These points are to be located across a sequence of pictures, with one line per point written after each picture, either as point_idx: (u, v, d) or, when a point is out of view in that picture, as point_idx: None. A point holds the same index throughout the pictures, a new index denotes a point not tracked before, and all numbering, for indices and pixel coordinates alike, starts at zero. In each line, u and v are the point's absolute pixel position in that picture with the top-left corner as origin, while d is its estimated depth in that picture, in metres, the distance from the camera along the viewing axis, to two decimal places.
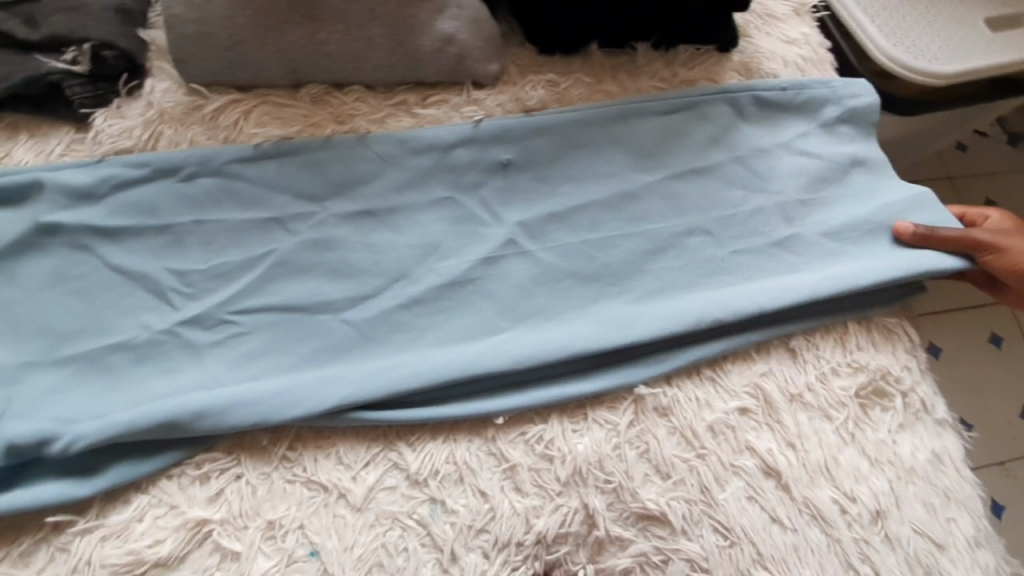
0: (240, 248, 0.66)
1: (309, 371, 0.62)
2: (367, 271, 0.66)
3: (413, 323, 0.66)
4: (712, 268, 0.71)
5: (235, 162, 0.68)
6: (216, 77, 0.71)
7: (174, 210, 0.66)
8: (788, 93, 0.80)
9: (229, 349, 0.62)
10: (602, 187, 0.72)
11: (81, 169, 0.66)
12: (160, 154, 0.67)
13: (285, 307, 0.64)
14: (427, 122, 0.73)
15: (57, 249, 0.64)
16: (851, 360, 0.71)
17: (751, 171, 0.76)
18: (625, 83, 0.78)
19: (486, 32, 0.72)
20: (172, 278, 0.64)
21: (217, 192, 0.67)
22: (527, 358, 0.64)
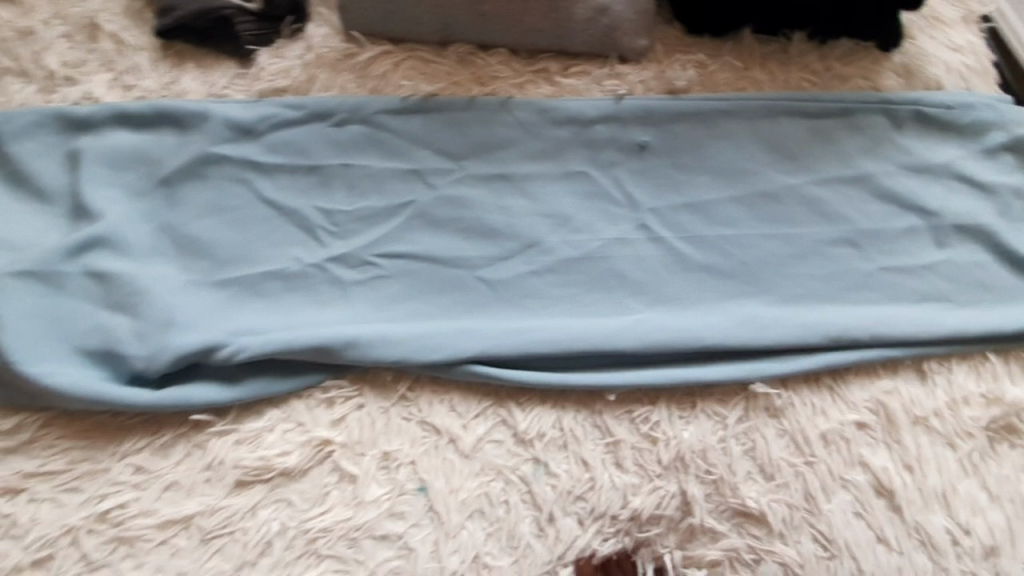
0: (381, 194, 0.69)
1: (438, 319, 0.66)
2: (497, 233, 0.68)
3: (541, 290, 0.67)
4: (843, 277, 0.70)
5: (383, 114, 0.71)
6: (372, 28, 0.73)
7: (324, 152, 0.70)
8: (952, 111, 0.75)
9: (369, 290, 0.66)
10: (739, 184, 0.71)
11: (245, 106, 0.71)
12: (319, 98, 0.71)
13: (421, 257, 0.67)
14: (567, 92, 0.72)
15: (218, 176, 0.69)
16: (985, 391, 0.67)
17: (899, 184, 0.72)
18: (774, 72, 0.75)
19: (640, 7, 0.71)
20: (318, 215, 0.68)
21: (365, 139, 0.70)
22: (648, 342, 0.66)
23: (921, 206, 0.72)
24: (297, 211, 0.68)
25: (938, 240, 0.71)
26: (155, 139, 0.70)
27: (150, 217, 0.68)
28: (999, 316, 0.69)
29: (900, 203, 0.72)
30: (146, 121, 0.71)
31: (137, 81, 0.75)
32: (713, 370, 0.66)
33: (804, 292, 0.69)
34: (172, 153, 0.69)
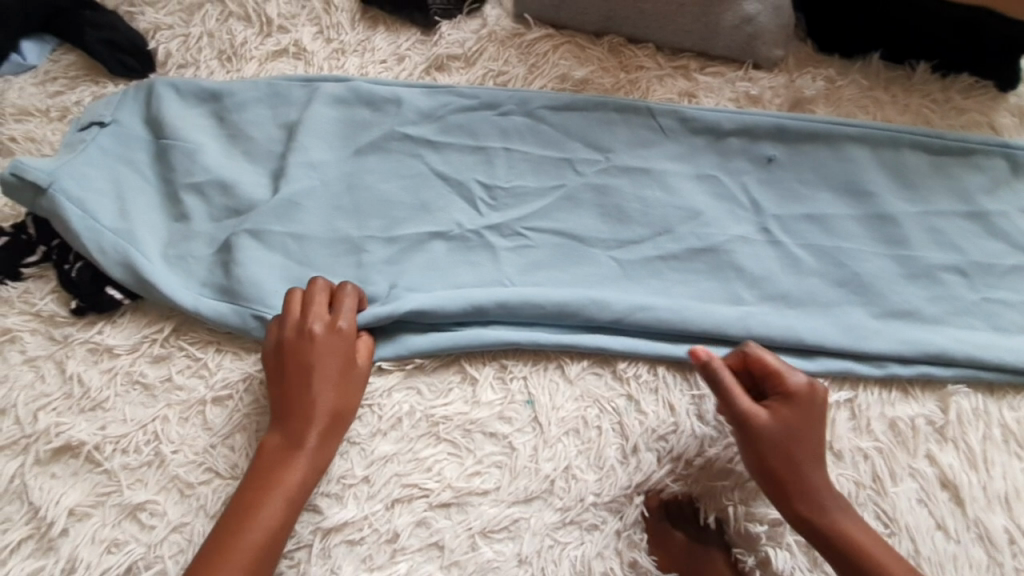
0: (536, 178, 0.78)
1: (564, 269, 0.75)
2: (623, 196, 0.78)
3: (668, 274, 0.76)
4: (953, 301, 0.74)
5: (546, 109, 0.80)
6: (542, 14, 0.85)
7: (489, 135, 0.80)
8: None
9: (519, 256, 0.76)
10: (860, 206, 0.77)
11: (425, 92, 0.81)
12: (490, 90, 0.81)
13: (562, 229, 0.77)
14: (702, 88, 0.81)
15: (396, 148, 0.80)
16: None
17: (1013, 219, 0.76)
18: (896, 96, 0.81)
19: (782, 21, 0.80)
20: (471, 159, 0.79)
21: (526, 129, 0.80)
22: (765, 335, 0.72)
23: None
24: (457, 167, 0.79)
25: None
26: (346, 95, 0.81)
27: (341, 166, 0.79)
28: None
29: (1016, 241, 0.76)
30: (337, 81, 0.82)
31: (338, 36, 0.91)
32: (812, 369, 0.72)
33: (913, 310, 0.74)
34: (361, 128, 0.80)
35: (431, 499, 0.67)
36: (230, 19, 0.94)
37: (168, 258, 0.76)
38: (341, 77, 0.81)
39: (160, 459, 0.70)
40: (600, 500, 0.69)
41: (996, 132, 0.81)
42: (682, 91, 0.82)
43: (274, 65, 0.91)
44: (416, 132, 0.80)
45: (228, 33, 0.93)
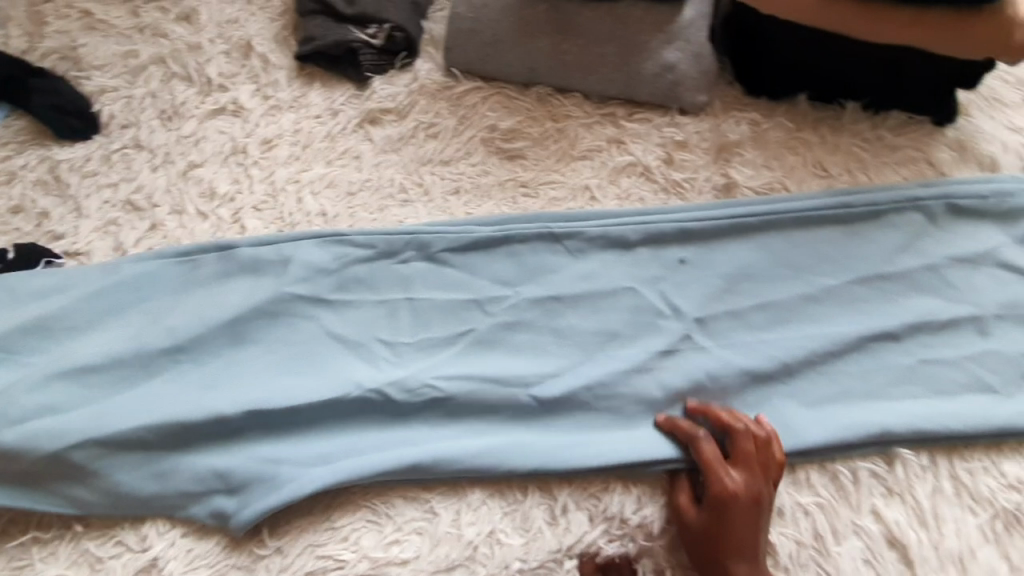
0: (444, 291, 0.77)
1: (485, 383, 0.72)
2: (533, 293, 0.76)
3: (585, 338, 0.74)
4: (886, 372, 0.72)
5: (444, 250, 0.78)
6: (469, 65, 0.85)
7: (389, 287, 0.78)
8: (987, 201, 0.75)
9: (439, 353, 0.75)
10: (784, 290, 0.74)
11: (315, 248, 0.79)
12: (384, 238, 0.79)
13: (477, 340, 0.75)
14: (629, 136, 0.81)
15: (283, 292, 0.78)
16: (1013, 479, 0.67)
17: (949, 265, 0.74)
18: (824, 136, 0.79)
19: (704, 67, 0.78)
20: (372, 291, 0.78)
21: (427, 275, 0.78)
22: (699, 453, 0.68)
23: (958, 289, 0.73)
24: (359, 291, 0.78)
25: (968, 314, 0.73)
26: (225, 261, 0.80)
27: (230, 334, 0.77)
28: None
29: (943, 292, 0.73)
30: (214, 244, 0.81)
31: (275, 93, 0.92)
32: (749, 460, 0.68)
33: (842, 390, 0.71)
34: (248, 296, 0.78)
35: (346, 571, 0.65)
36: (173, 80, 0.96)
37: (47, 450, 0.70)
38: (222, 245, 0.81)
39: (72, 534, 0.69)
40: (526, 566, 0.65)
41: (928, 176, 0.78)
42: (611, 138, 0.82)
43: (213, 123, 0.92)
44: (311, 280, 0.79)
45: (171, 94, 0.95)
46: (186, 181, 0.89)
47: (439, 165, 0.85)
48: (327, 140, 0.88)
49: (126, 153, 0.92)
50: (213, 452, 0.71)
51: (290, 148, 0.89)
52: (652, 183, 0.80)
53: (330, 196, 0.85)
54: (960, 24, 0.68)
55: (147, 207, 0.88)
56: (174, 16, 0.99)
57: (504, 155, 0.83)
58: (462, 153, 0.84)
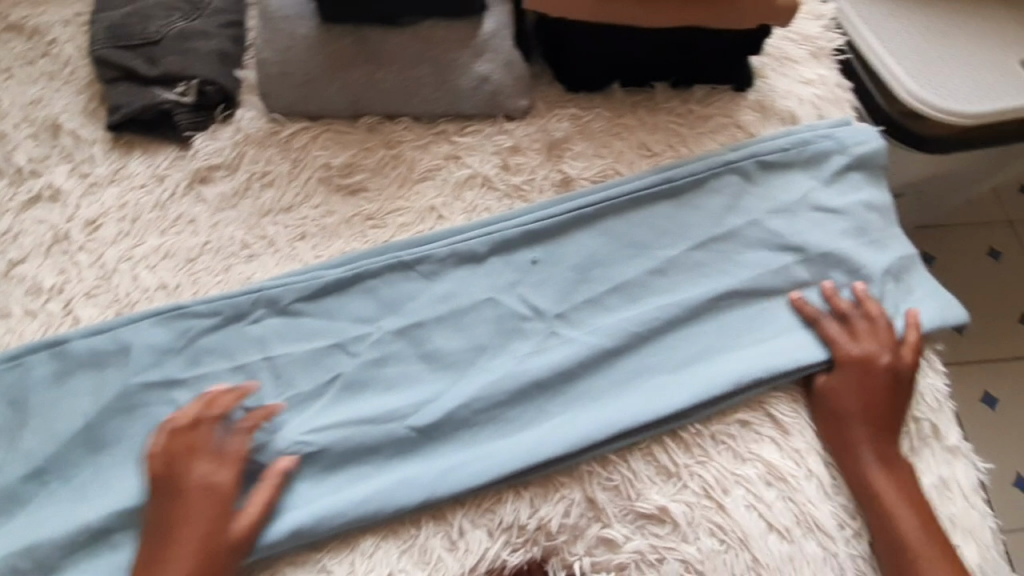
0: (303, 341, 0.76)
1: (362, 425, 0.71)
2: (395, 323, 0.76)
3: (456, 356, 0.75)
4: (735, 325, 0.76)
5: (297, 301, 0.77)
6: (289, 108, 0.82)
7: (246, 349, 0.76)
8: (790, 152, 0.82)
9: (310, 407, 0.73)
10: (632, 268, 0.79)
11: (157, 326, 0.76)
12: (230, 301, 0.76)
13: (344, 384, 0.73)
14: (463, 150, 0.82)
15: (126, 381, 0.74)
16: None
17: (770, 216, 0.81)
18: (642, 118, 0.84)
19: (517, 74, 0.81)
20: (227, 360, 0.75)
21: (282, 328, 0.76)
22: (591, 437, 0.70)
23: (783, 236, 0.79)
24: (215, 363, 0.75)
25: (795, 258, 0.79)
26: (58, 361, 0.74)
27: (76, 440, 0.71)
28: (872, 319, 0.76)
29: (774, 242, 0.79)
30: (46, 341, 0.75)
31: (92, 169, 0.86)
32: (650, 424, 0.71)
33: (703, 350, 0.75)
34: (91, 395, 0.73)
35: None
36: None
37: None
38: (51, 342, 0.75)
39: None
40: None
41: (739, 140, 0.84)
42: (447, 155, 0.82)
43: (31, 212, 0.84)
44: (157, 363, 0.75)
45: None
46: (5, 281, 0.80)
47: (280, 214, 0.82)
48: (157, 209, 0.83)
49: None
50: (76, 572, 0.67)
51: (117, 224, 0.83)
52: (495, 191, 0.82)
53: (169, 267, 0.80)
54: (729, 5, 0.75)
55: None
56: None
57: (344, 190, 0.82)
58: (302, 196, 0.82)
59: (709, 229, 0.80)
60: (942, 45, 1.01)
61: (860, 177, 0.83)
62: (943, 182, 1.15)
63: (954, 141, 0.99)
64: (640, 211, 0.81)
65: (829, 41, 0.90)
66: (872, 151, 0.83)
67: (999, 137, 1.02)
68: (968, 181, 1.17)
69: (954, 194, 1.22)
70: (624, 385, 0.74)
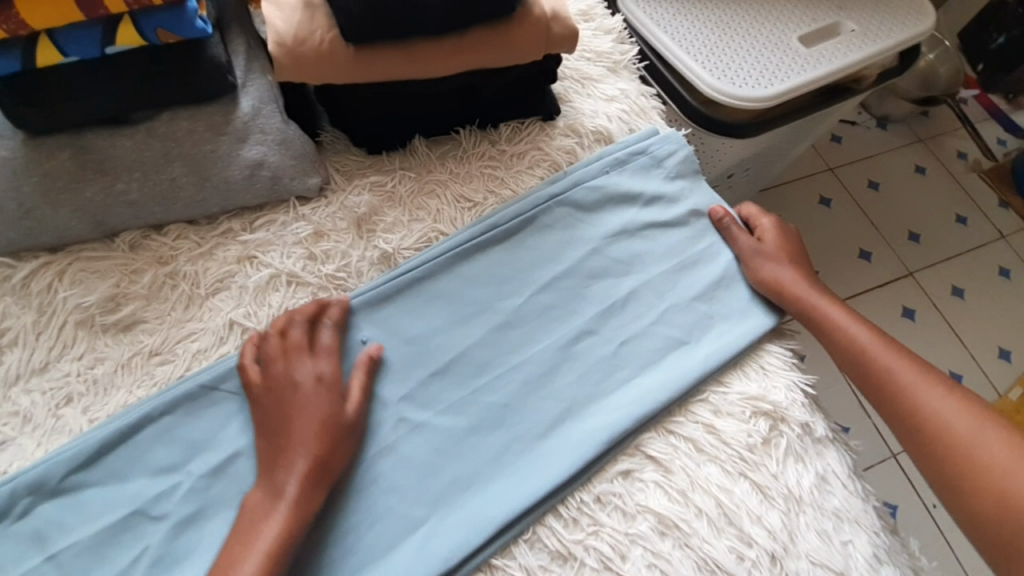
0: (93, 518, 0.59)
1: None
2: (210, 465, 0.62)
3: None
4: (596, 368, 0.72)
5: (73, 473, 0.60)
6: (16, 246, 0.66)
7: (15, 558, 0.57)
8: (611, 171, 0.80)
9: None
10: (475, 330, 0.71)
11: None
12: None
13: (153, 562, 0.58)
14: (257, 247, 0.71)
15: None
16: (744, 400, 0.71)
17: (603, 236, 0.78)
18: (453, 169, 0.78)
19: (298, 150, 0.70)
20: None
21: (62, 514, 0.59)
22: (454, 554, 0.61)
23: (623, 259, 0.77)
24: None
25: (638, 282, 0.76)
26: None
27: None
28: (723, 329, 0.75)
29: (615, 267, 0.77)
30: None
31: None
32: (513, 523, 0.63)
33: (568, 404, 0.70)
34: None
35: None
36: None
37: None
38: None
39: None
40: None
41: (558, 169, 0.81)
42: (237, 257, 0.70)
43: None
44: None
45: None
46: None
47: (33, 377, 0.64)
48: None
49: None
50: None
51: None
52: (306, 287, 0.70)
53: None
54: (502, 42, 0.69)
55: None
56: None
57: (115, 328, 0.67)
58: (59, 348, 0.65)
59: (548, 269, 0.75)
60: (729, 34, 1.05)
61: (680, 184, 0.83)
62: (764, 154, 1.20)
63: (757, 123, 1.05)
64: (473, 265, 0.74)
65: (623, 53, 0.89)
66: (683, 152, 0.84)
67: (795, 109, 1.08)
68: (783, 150, 1.25)
69: (775, 163, 1.30)
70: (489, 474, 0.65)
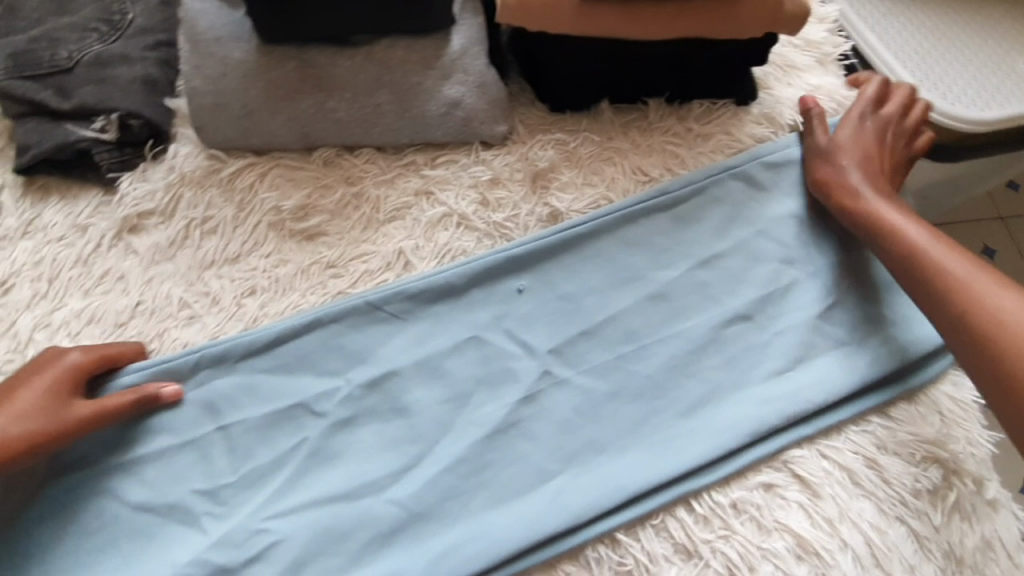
0: (262, 402, 0.64)
1: (328, 505, 0.59)
2: (366, 376, 0.66)
3: (444, 414, 0.64)
4: (748, 356, 0.68)
5: (251, 358, 0.66)
6: (229, 143, 0.72)
7: (196, 421, 0.64)
8: (790, 150, 0.76)
9: (267, 486, 0.60)
10: (628, 293, 0.70)
11: None
12: (170, 368, 0.65)
13: (308, 454, 0.62)
14: (435, 184, 0.72)
15: (53, 473, 0.61)
16: (912, 435, 0.65)
17: (775, 225, 0.73)
18: (636, 140, 0.75)
19: (492, 96, 0.71)
20: (166, 440, 0.63)
21: (236, 392, 0.65)
22: (581, 514, 0.60)
23: (790, 248, 0.72)
24: (77, 475, 0.61)
25: (807, 276, 0.71)
26: None
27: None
28: (895, 342, 0.68)
29: (783, 257, 0.72)
30: None
31: None
32: (647, 500, 0.62)
33: (712, 387, 0.67)
34: (9, 496, 0.60)
35: None
36: None
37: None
38: None
39: None
40: None
41: (741, 150, 0.76)
42: (416, 190, 0.72)
43: None
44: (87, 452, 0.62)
45: None
46: None
47: (225, 265, 0.71)
48: (80, 265, 0.72)
49: None
50: None
51: (32, 285, 0.71)
52: (474, 231, 0.72)
53: (95, 335, 0.69)
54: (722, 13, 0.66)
55: None
56: None
57: (300, 236, 0.71)
58: (251, 244, 0.71)
59: (714, 241, 0.72)
60: (948, 45, 0.94)
61: None
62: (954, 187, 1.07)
63: (956, 147, 0.94)
64: (637, 224, 0.73)
65: (832, 48, 0.82)
66: None
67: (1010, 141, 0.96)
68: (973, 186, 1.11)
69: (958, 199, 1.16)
70: (473, 379, 0.66)
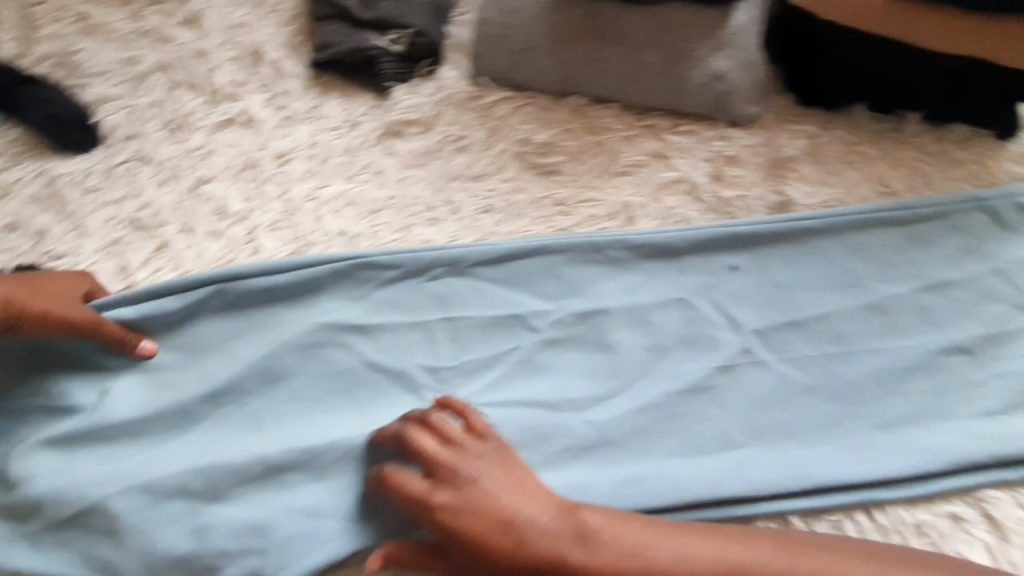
0: (486, 305, 0.73)
1: (537, 408, 0.68)
2: (578, 307, 0.73)
3: (647, 362, 0.70)
4: (956, 389, 0.68)
5: (479, 266, 0.74)
6: (499, 73, 0.79)
7: (425, 308, 0.73)
8: None
9: (485, 376, 0.70)
10: (843, 297, 0.71)
11: (342, 277, 0.73)
12: (413, 257, 0.73)
13: (519, 359, 0.71)
14: (675, 149, 0.76)
15: (310, 320, 0.72)
16: None
17: (1017, 268, 0.70)
18: (886, 150, 0.75)
19: (756, 75, 0.75)
20: (401, 317, 0.73)
21: (466, 291, 0.73)
22: (766, 488, 0.65)
23: None
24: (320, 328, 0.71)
25: None
26: (236, 292, 0.71)
27: (251, 373, 0.70)
28: None
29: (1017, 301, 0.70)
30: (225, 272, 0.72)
31: (289, 103, 0.87)
32: (825, 491, 0.65)
33: (911, 409, 0.68)
34: (268, 331, 0.71)
35: None
36: (177, 90, 0.91)
37: (67, 509, 0.64)
38: (224, 272, 0.71)
39: None
40: None
41: (992, 183, 0.74)
42: (653, 152, 0.76)
43: (224, 135, 0.87)
44: (338, 309, 0.73)
45: (177, 104, 0.90)
46: (197, 198, 0.83)
47: (469, 181, 0.79)
48: (347, 154, 0.83)
49: (131, 166, 0.88)
50: (245, 502, 0.65)
51: (306, 163, 0.83)
52: (702, 202, 0.75)
53: (351, 214, 0.79)
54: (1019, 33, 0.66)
55: (156, 225, 0.83)
56: (175, 19, 0.93)
57: (538, 170, 0.78)
58: (495, 168, 0.79)
59: (943, 271, 0.71)
60: None
61: None
62: None
63: None
64: (868, 235, 0.72)
65: None
66: None
67: None
68: None
69: None
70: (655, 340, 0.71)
